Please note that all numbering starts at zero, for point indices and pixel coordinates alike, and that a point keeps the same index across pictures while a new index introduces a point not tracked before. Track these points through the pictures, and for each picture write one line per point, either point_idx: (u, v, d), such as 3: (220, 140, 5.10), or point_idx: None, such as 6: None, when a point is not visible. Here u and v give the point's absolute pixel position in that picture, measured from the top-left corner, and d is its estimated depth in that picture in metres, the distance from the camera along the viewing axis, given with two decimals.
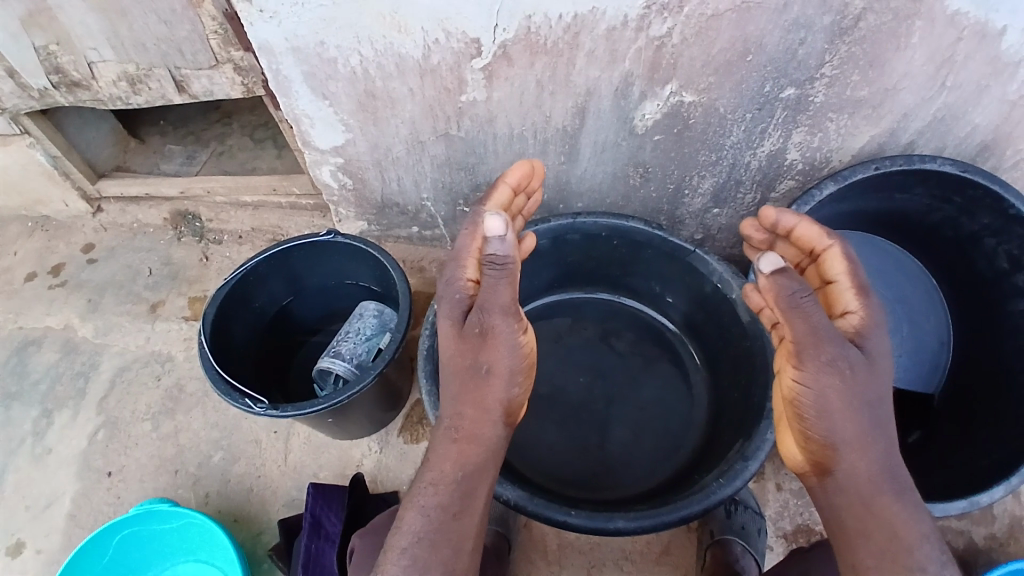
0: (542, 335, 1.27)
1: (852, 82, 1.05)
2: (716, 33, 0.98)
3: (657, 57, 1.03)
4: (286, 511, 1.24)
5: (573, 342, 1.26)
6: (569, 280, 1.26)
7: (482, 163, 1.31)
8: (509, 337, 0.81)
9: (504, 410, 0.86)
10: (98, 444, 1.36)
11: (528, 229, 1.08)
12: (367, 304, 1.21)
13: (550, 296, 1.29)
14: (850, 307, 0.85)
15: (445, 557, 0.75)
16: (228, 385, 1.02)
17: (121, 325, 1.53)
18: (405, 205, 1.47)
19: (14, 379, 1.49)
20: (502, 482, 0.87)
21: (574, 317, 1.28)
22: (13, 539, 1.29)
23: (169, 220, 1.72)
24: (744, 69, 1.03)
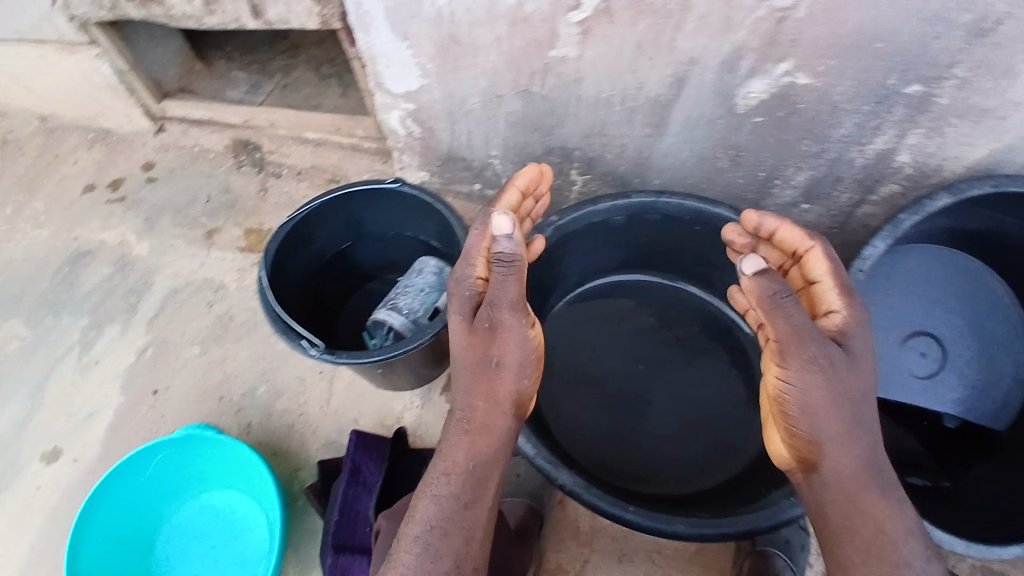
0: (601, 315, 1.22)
1: (987, 86, 0.94)
2: (842, 12, 0.89)
3: (776, 31, 0.94)
4: (323, 452, 1.25)
5: (632, 325, 1.21)
6: (639, 263, 1.21)
7: (560, 126, 1.24)
8: (518, 330, 0.80)
9: (516, 403, 0.85)
10: (145, 361, 1.38)
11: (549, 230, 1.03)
12: (426, 260, 1.17)
13: (615, 275, 1.24)
14: (833, 306, 0.79)
15: (456, 546, 0.75)
16: (285, 324, 1.01)
17: (176, 247, 1.54)
18: (471, 161, 1.42)
19: (66, 288, 1.50)
20: (555, 465, 0.84)
21: (636, 299, 1.23)
22: (50, 447, 1.29)
23: (229, 148, 1.70)
24: (868, 55, 0.94)
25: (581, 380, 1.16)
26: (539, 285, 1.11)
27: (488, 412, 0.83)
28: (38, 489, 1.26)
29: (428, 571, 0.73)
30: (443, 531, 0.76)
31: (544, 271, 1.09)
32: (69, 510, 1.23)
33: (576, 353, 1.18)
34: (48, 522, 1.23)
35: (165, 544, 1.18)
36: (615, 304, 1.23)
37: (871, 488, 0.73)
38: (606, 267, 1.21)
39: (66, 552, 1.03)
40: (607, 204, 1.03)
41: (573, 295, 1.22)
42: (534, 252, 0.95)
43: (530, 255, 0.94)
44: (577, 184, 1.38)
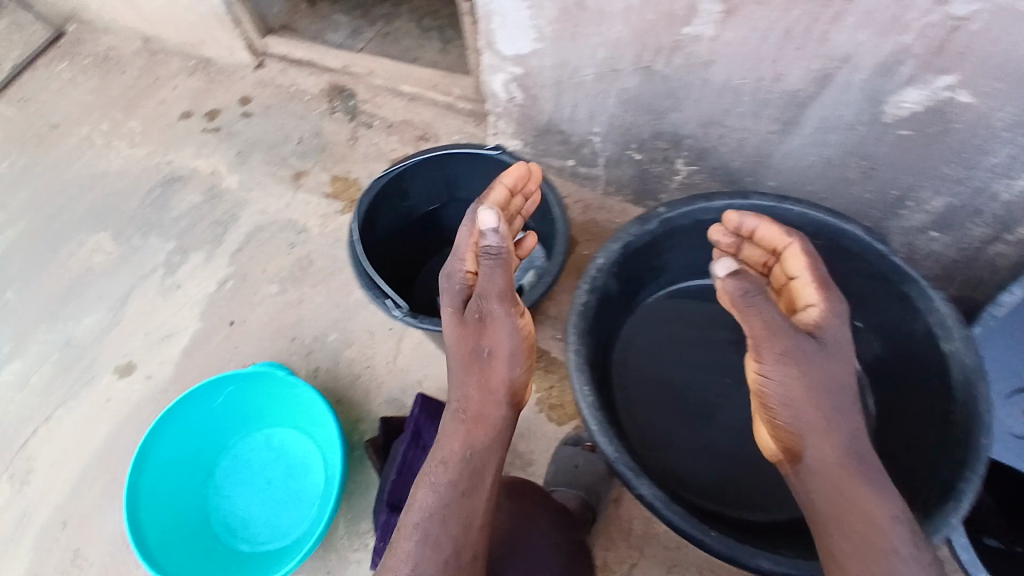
0: (689, 317, 1.16)
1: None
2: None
3: (946, 40, 0.82)
4: (384, 408, 1.26)
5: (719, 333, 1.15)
6: None
7: (676, 111, 1.16)
8: (506, 317, 0.83)
9: (510, 392, 0.86)
10: (225, 292, 1.41)
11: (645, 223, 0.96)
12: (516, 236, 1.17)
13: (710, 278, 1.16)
14: (812, 300, 0.82)
15: (455, 533, 0.78)
16: (372, 281, 1.01)
17: (265, 185, 1.56)
18: (570, 135, 1.35)
19: (156, 210, 1.54)
20: (637, 474, 0.78)
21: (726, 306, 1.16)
22: (124, 361, 1.32)
23: (324, 92, 1.68)
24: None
25: (657, 383, 1.10)
26: (631, 279, 1.05)
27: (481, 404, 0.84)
28: (108, 403, 1.28)
29: (427, 558, 0.77)
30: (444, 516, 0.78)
31: (640, 263, 1.03)
32: (136, 427, 1.25)
33: (656, 355, 1.12)
34: (110, 440, 1.24)
35: (222, 483, 1.17)
36: (702, 309, 1.16)
37: (861, 482, 0.73)
38: (702, 267, 1.13)
39: (131, 467, 1.04)
40: (722, 202, 0.96)
41: (660, 293, 1.16)
42: (524, 248, 0.97)
43: (520, 253, 0.97)
44: (680, 173, 1.31)
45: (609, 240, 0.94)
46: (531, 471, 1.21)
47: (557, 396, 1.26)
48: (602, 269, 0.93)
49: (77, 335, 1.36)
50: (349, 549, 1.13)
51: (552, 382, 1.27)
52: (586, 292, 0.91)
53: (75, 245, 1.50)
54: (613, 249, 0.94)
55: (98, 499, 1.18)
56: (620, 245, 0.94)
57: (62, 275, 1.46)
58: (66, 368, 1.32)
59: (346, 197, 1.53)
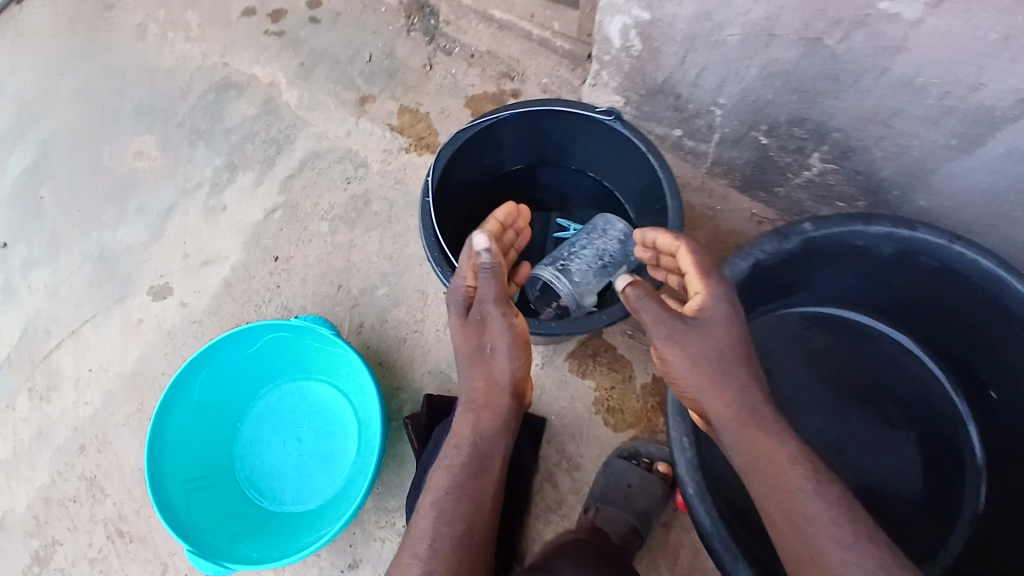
0: (793, 348, 1.02)
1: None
2: None
3: None
4: (428, 380, 1.15)
5: (833, 373, 1.02)
6: (869, 304, 0.98)
7: (836, 97, 0.94)
8: (504, 317, 0.78)
9: (512, 385, 0.80)
10: (272, 223, 1.29)
11: (784, 243, 0.78)
12: (614, 220, 0.99)
13: (825, 307, 1.02)
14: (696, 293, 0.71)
15: (472, 520, 0.72)
16: (443, 257, 0.87)
17: (326, 107, 1.39)
18: (685, 102, 1.13)
19: (207, 118, 1.40)
20: (732, 551, 0.66)
21: (851, 342, 1.02)
22: (159, 284, 1.25)
23: (402, 5, 1.46)
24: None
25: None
26: (750, 302, 0.89)
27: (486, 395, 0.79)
28: (140, 324, 1.22)
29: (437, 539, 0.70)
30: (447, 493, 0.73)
31: (763, 285, 0.86)
32: (164, 353, 1.20)
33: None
34: (142, 361, 1.19)
35: (248, 432, 1.11)
36: (817, 338, 1.03)
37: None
38: (828, 296, 0.98)
39: (157, 411, 0.99)
40: (882, 228, 0.78)
41: (773, 313, 1.01)
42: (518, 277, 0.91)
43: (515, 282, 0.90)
44: (812, 168, 1.09)
45: (736, 251, 0.79)
46: (577, 476, 1.09)
47: (618, 399, 1.12)
48: None
49: (112, 247, 1.30)
50: (376, 525, 1.07)
51: (615, 382, 1.13)
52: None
53: (118, 146, 1.39)
54: (740, 267, 0.78)
55: (126, 422, 1.15)
56: (750, 263, 0.78)
57: (102, 178, 1.36)
58: (99, 281, 1.27)
59: (412, 133, 1.36)
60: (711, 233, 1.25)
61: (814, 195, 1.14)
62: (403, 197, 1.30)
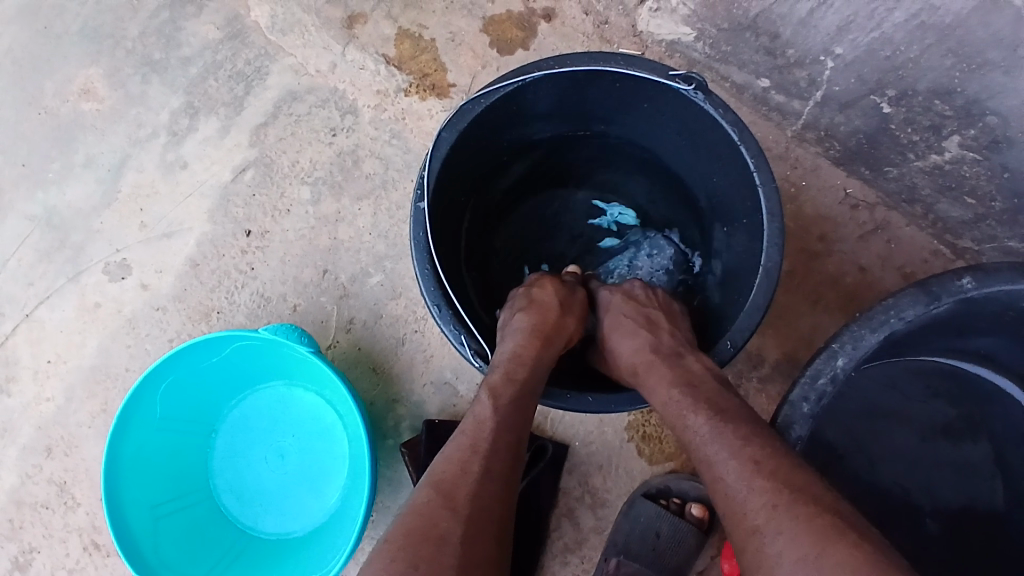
0: (891, 406, 0.80)
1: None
2: None
3: None
4: (430, 392, 0.97)
5: (945, 444, 0.80)
6: (1004, 362, 0.75)
7: (1007, 73, 0.65)
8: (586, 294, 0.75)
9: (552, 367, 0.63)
10: (243, 185, 1.06)
11: (932, 304, 0.55)
12: (664, 244, 0.86)
13: (944, 358, 0.79)
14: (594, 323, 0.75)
15: None
16: (442, 292, 0.64)
17: (306, 29, 1.08)
18: (785, 46, 0.82)
19: (160, 42, 1.10)
20: None
21: (974, 408, 0.79)
22: (117, 259, 1.05)
23: None
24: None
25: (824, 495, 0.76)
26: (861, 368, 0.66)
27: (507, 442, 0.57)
28: (98, 308, 1.04)
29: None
30: (424, 550, 0.48)
31: (880, 353, 0.63)
32: (126, 345, 1.03)
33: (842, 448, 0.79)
34: (103, 352, 1.03)
35: (228, 441, 0.96)
36: (927, 397, 0.80)
37: None
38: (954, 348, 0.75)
39: (111, 432, 0.83)
40: None
41: (876, 364, 0.79)
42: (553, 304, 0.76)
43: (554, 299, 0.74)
44: (944, 153, 0.79)
45: (862, 318, 0.56)
46: (601, 515, 0.91)
47: (656, 426, 0.90)
48: (840, 377, 0.56)
49: (60, 211, 1.08)
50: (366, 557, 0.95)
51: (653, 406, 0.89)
52: (809, 422, 0.56)
53: (58, 77, 1.11)
54: (869, 343, 0.56)
55: (90, 423, 1.02)
56: (881, 337, 0.55)
57: (40, 121, 1.11)
58: (49, 253, 1.07)
59: (414, 68, 1.06)
60: (790, 219, 0.94)
61: (937, 184, 0.83)
62: (401, 155, 1.04)
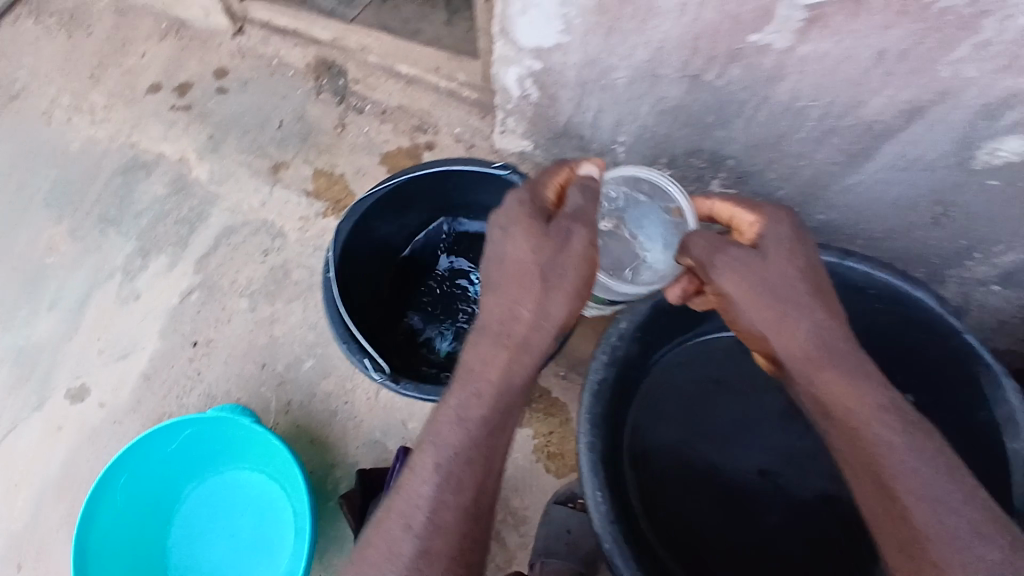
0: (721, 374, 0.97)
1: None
2: None
3: None
4: (363, 452, 1.11)
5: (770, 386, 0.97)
6: None
7: (723, 128, 0.96)
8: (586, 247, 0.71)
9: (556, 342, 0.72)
10: (189, 306, 1.25)
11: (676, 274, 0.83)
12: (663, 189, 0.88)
13: None
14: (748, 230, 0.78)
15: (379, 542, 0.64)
16: (347, 331, 0.84)
17: (238, 177, 1.37)
18: (589, 142, 1.16)
19: (117, 202, 1.35)
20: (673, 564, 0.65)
21: None
22: (76, 384, 1.19)
23: (311, 68, 1.48)
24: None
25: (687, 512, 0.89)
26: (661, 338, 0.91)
27: (485, 476, 0.67)
28: (60, 430, 1.16)
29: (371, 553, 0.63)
30: None
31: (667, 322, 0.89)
32: (90, 458, 1.14)
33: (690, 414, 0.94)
34: (67, 465, 1.14)
35: (184, 525, 1.07)
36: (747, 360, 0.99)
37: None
38: None
39: (78, 523, 0.94)
40: None
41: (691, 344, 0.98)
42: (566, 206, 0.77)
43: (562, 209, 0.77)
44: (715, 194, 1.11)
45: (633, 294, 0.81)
46: (524, 531, 1.04)
47: (558, 444, 1.08)
48: (624, 334, 0.77)
49: (27, 347, 1.23)
50: None
51: (552, 428, 1.09)
52: (605, 366, 0.75)
53: (27, 242, 1.32)
54: (639, 309, 0.80)
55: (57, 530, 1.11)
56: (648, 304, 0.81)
57: (10, 277, 1.30)
58: (15, 386, 1.20)
59: (329, 196, 1.34)
60: None
61: None
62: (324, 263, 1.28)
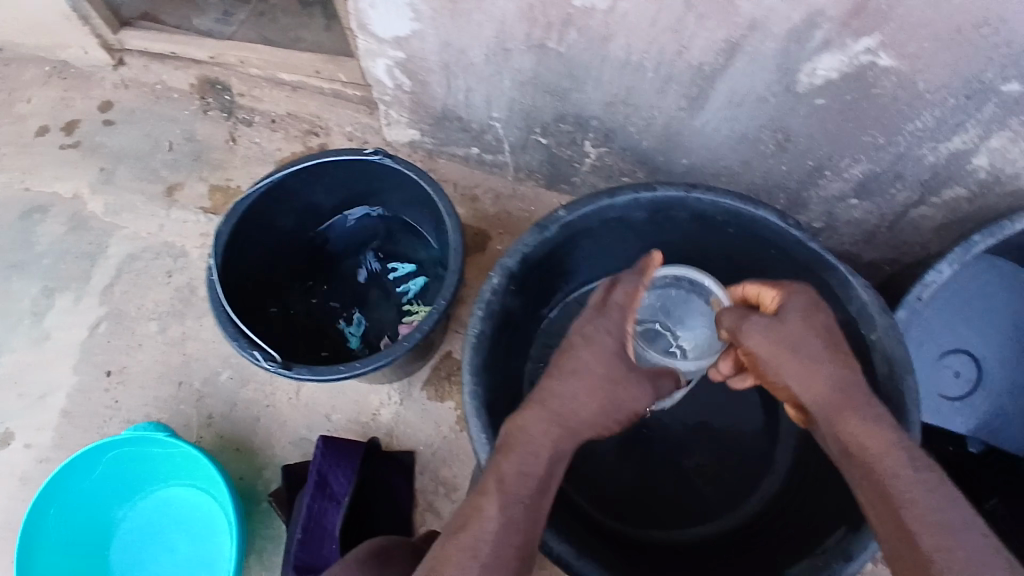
0: None
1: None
2: (891, 14, 0.74)
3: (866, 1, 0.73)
4: (290, 451, 1.13)
5: None
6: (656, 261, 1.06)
7: (577, 91, 1.04)
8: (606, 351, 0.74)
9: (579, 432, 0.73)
10: (99, 337, 1.24)
11: (538, 226, 0.85)
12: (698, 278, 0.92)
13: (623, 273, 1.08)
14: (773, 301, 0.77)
15: None
16: (236, 328, 0.86)
17: (134, 206, 1.36)
18: (468, 122, 1.21)
19: (17, 248, 1.34)
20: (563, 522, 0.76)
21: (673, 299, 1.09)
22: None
23: (195, 87, 1.48)
24: (979, 43, 0.75)
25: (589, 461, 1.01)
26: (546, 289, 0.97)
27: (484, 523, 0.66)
28: None
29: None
30: None
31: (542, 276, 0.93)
32: (24, 500, 1.16)
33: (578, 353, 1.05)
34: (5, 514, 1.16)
35: (124, 550, 1.10)
36: None
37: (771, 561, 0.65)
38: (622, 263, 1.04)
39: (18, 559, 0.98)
40: (626, 197, 0.86)
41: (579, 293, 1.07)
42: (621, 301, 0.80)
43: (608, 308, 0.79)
44: (590, 155, 1.19)
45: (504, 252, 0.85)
46: (456, 497, 1.09)
47: None
48: (497, 289, 0.82)
49: None
50: None
51: None
52: (479, 320, 0.80)
53: None
54: (508, 264, 0.84)
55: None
56: (517, 258, 0.84)
57: None
58: None
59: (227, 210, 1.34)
60: None
61: (601, 177, 1.25)
62: None
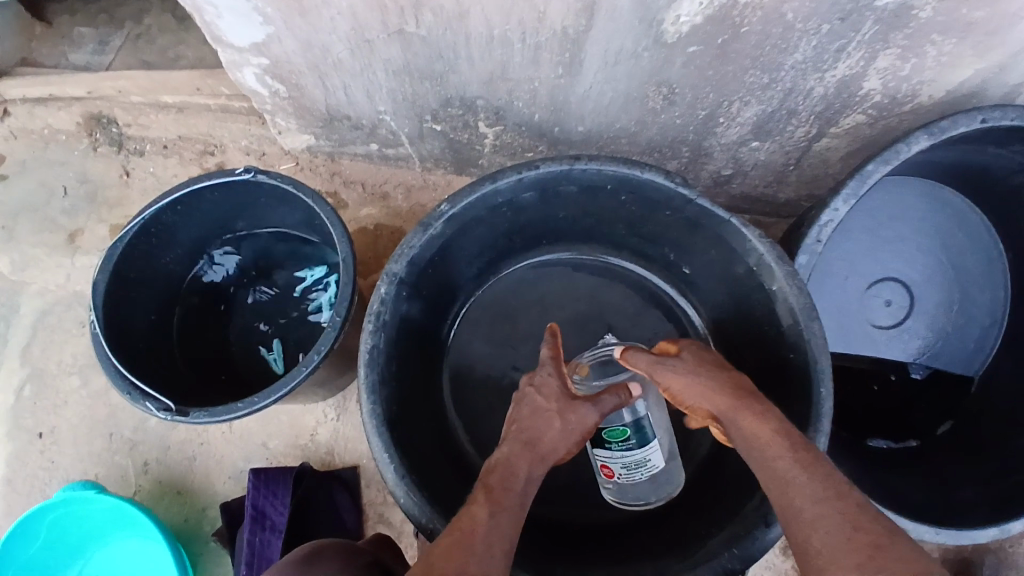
0: (526, 306, 1.07)
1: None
2: None
3: None
4: (231, 485, 1.11)
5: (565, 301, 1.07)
6: (567, 236, 1.04)
7: (453, 72, 0.98)
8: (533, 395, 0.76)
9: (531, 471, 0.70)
10: (26, 401, 1.20)
11: (421, 224, 0.81)
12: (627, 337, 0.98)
13: (531, 255, 1.07)
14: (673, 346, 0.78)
15: None
16: (126, 380, 0.86)
17: (38, 259, 1.29)
18: (358, 119, 1.16)
19: None
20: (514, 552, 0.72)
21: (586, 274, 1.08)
22: None
23: (81, 124, 1.38)
24: None
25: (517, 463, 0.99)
26: (444, 287, 0.95)
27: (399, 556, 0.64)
28: None
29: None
30: None
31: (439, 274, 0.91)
32: None
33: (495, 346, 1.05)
34: None
35: None
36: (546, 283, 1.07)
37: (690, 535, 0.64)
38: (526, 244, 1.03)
39: None
40: (510, 179, 0.81)
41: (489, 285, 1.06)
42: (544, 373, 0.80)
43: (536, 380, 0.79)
44: (489, 135, 1.14)
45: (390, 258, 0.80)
46: None
47: None
48: (386, 299, 0.79)
49: None
50: None
51: None
52: (374, 333, 0.77)
53: None
54: (397, 271, 0.80)
55: None
56: (405, 262, 0.80)
57: None
58: None
59: None
60: None
61: (507, 155, 1.21)
62: None
